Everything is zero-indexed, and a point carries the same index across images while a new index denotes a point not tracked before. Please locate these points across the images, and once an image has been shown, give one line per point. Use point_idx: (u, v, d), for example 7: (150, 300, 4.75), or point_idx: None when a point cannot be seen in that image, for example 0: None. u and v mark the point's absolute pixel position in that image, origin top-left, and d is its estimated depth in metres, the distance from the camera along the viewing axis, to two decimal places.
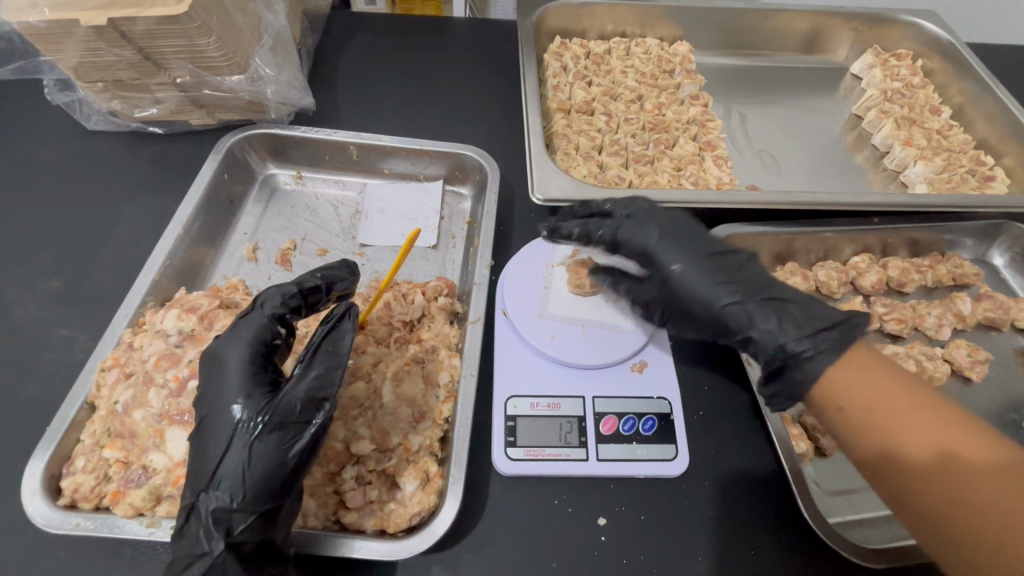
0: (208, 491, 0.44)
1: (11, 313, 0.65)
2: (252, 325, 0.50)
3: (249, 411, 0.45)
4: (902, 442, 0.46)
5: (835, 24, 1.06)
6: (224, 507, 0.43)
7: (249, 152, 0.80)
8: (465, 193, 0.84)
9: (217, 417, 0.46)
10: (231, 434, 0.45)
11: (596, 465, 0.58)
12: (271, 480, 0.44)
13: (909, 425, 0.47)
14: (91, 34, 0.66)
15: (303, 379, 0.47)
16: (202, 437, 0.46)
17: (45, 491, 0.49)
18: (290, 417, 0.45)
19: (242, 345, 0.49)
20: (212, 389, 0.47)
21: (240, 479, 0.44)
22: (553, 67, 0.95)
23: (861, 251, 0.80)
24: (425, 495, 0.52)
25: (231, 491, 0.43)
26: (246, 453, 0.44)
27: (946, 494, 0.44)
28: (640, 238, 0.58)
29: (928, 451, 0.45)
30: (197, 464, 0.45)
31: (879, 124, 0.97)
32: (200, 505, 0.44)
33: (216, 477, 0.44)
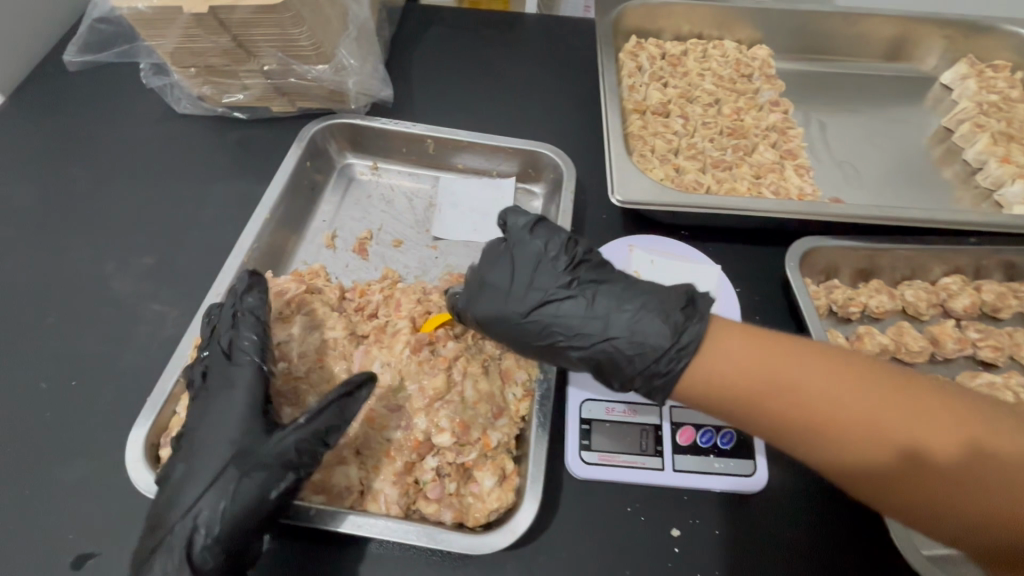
0: (188, 521, 0.46)
1: (110, 285, 0.69)
2: (246, 365, 0.52)
3: (244, 450, 0.48)
4: (809, 392, 0.44)
5: (926, 31, 1.01)
6: (189, 552, 0.45)
7: (330, 141, 0.82)
8: (537, 191, 0.83)
9: (189, 463, 0.48)
10: (212, 479, 0.47)
11: (671, 475, 0.57)
12: (243, 521, 0.45)
13: (723, 359, 0.47)
14: (192, 22, 0.69)
15: (297, 433, 0.48)
16: (189, 468, 0.48)
17: (146, 459, 0.52)
18: (574, 330, 0.52)
19: (239, 392, 0.51)
20: (195, 432, 0.50)
21: (214, 525, 0.45)
22: (629, 66, 0.93)
23: (952, 273, 0.76)
24: (503, 491, 0.52)
25: (210, 524, 0.45)
26: (230, 489, 0.46)
27: (845, 454, 0.43)
28: (659, 321, 0.50)
29: (945, 450, 0.41)
30: (175, 493, 0.47)
31: (973, 137, 0.92)
32: (173, 535, 0.46)
33: (182, 516, 0.46)
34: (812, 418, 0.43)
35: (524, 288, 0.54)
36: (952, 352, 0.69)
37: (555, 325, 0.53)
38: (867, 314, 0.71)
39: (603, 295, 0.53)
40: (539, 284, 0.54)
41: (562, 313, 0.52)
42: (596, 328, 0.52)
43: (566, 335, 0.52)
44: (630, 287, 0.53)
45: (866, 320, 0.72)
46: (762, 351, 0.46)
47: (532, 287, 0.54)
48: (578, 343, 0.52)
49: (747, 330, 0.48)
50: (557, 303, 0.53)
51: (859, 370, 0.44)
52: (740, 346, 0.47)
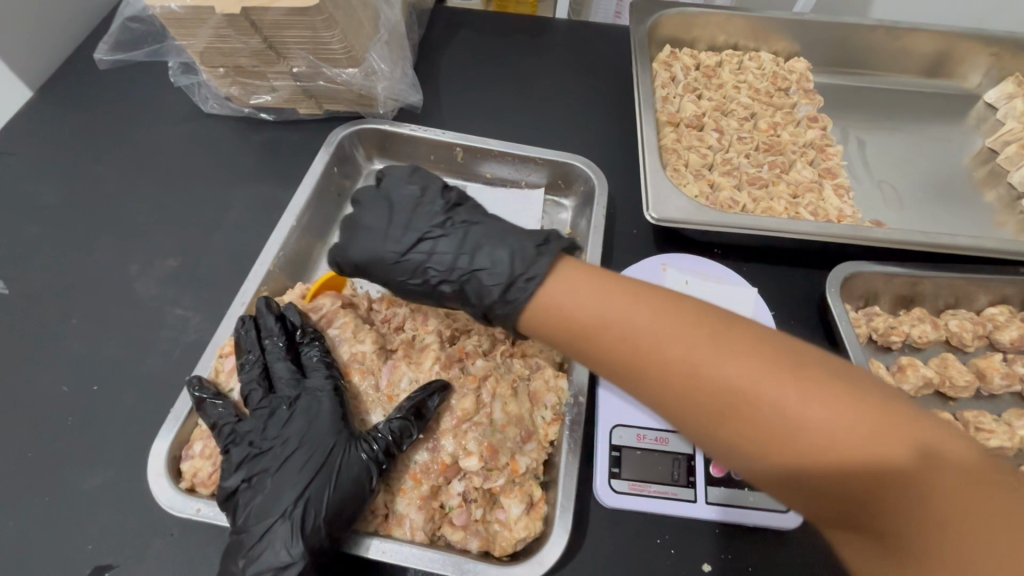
0: (293, 510, 0.47)
1: (133, 288, 0.68)
2: (320, 373, 0.54)
3: (341, 441, 0.50)
4: (708, 365, 0.41)
5: (971, 48, 0.97)
6: (303, 535, 0.46)
7: (357, 146, 0.80)
8: (566, 203, 0.81)
9: (290, 453, 0.49)
10: (319, 466, 0.48)
11: (704, 508, 0.55)
12: (349, 504, 0.48)
13: (622, 325, 0.44)
14: (223, 22, 0.67)
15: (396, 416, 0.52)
16: (285, 464, 0.49)
17: (168, 472, 0.51)
18: (415, 267, 0.55)
19: (328, 394, 0.52)
20: (282, 430, 0.51)
21: (323, 508, 0.47)
22: (663, 77, 0.91)
23: (998, 302, 0.73)
24: (531, 520, 0.50)
25: (317, 509, 0.47)
26: (333, 477, 0.48)
27: (722, 429, 0.40)
28: (508, 252, 0.52)
29: (885, 443, 0.36)
30: (274, 489, 0.48)
31: (1020, 160, 0.88)
32: (281, 523, 0.46)
33: (295, 501, 0.47)
34: (707, 390, 0.41)
35: (401, 228, 0.56)
36: (999, 387, 0.66)
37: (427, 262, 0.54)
38: (908, 344, 0.69)
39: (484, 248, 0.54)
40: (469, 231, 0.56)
41: (434, 249, 0.54)
42: (443, 263, 0.54)
43: (438, 273, 0.54)
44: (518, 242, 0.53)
45: (906, 350, 0.69)
46: (634, 309, 0.45)
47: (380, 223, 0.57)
48: (448, 280, 0.54)
49: (630, 291, 0.46)
50: (432, 241, 0.55)
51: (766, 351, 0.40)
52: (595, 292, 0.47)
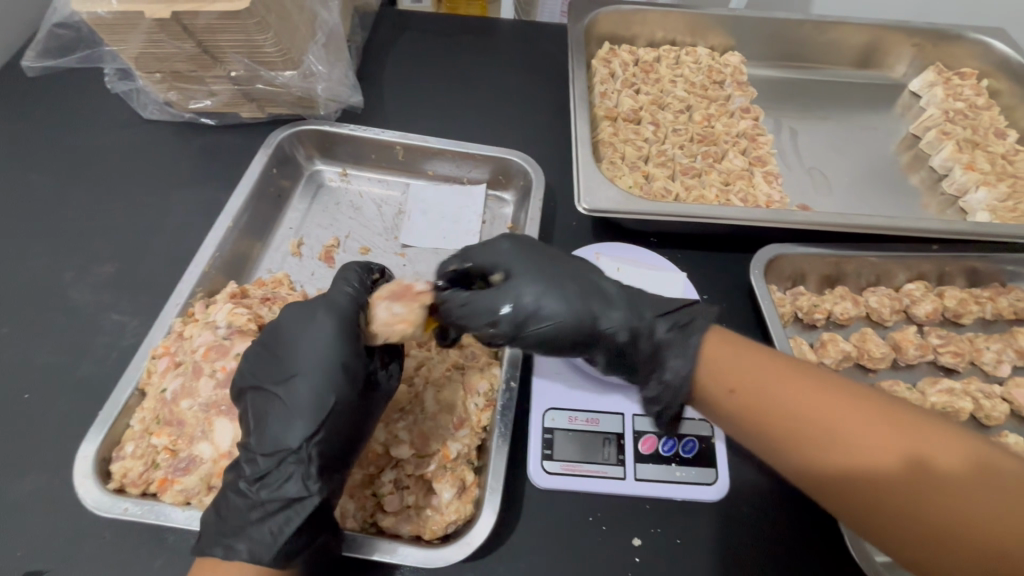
0: (312, 441, 0.47)
1: (68, 295, 0.67)
2: (339, 301, 0.52)
3: (356, 369, 0.50)
4: (806, 402, 0.46)
5: (895, 39, 1.02)
6: (313, 474, 0.46)
7: (297, 147, 0.81)
8: (508, 198, 0.83)
9: (296, 402, 0.48)
10: (329, 408, 0.47)
11: (633, 485, 0.57)
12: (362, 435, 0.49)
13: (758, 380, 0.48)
14: (155, 27, 0.67)
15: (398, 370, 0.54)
16: (294, 395, 0.48)
17: (97, 474, 0.51)
18: (585, 313, 0.53)
19: (337, 317, 0.51)
20: (284, 382, 0.49)
21: (338, 440, 0.48)
22: (601, 73, 0.93)
23: (916, 278, 0.77)
24: (461, 504, 0.52)
25: (333, 441, 0.47)
26: (348, 410, 0.48)
27: (834, 465, 0.44)
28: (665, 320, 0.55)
29: (965, 468, 0.41)
30: (287, 422, 0.47)
31: (939, 145, 0.93)
32: (301, 454, 0.46)
33: (307, 441, 0.47)
34: (808, 423, 0.45)
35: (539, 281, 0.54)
36: (914, 358, 0.70)
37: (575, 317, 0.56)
38: (831, 321, 0.72)
39: (655, 315, 0.55)
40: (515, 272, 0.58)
41: (610, 313, 0.54)
42: (623, 326, 0.54)
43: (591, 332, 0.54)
44: (667, 308, 0.56)
45: (830, 327, 0.72)
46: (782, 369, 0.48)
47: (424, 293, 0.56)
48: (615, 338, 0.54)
49: (768, 353, 0.50)
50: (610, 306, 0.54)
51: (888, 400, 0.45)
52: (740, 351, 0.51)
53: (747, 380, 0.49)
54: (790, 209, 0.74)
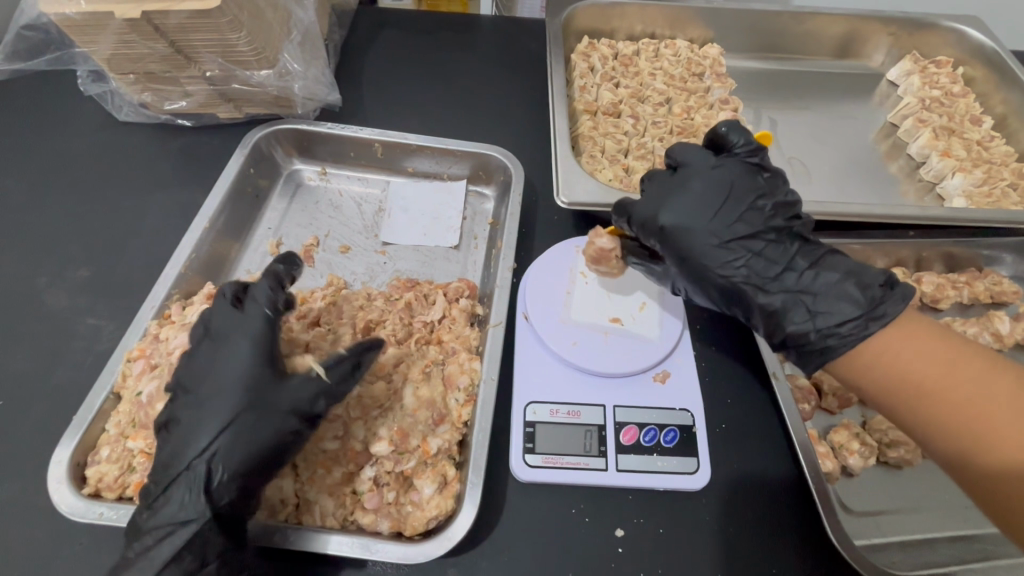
0: (203, 461, 0.45)
1: (43, 300, 0.66)
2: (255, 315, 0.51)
3: (255, 391, 0.47)
4: (965, 393, 0.46)
5: (871, 28, 1.02)
6: (202, 495, 0.44)
7: (275, 147, 0.80)
8: (488, 193, 0.83)
9: (198, 413, 0.47)
10: (221, 428, 0.46)
11: (615, 475, 0.57)
12: (255, 459, 0.46)
13: (898, 350, 0.49)
14: (125, 27, 0.66)
15: (312, 392, 0.48)
16: (197, 413, 0.47)
17: (71, 479, 0.50)
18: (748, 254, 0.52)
19: (248, 334, 0.50)
20: (193, 390, 0.48)
21: (230, 462, 0.45)
22: (581, 67, 0.93)
23: (894, 265, 0.77)
24: (442, 499, 0.52)
25: (224, 462, 0.45)
26: (243, 431, 0.46)
27: (967, 443, 0.45)
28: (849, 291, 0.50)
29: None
30: (185, 438, 0.46)
31: (916, 133, 0.94)
32: (191, 473, 0.45)
33: (198, 459, 0.45)
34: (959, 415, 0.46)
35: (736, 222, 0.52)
36: None
37: (751, 264, 0.52)
38: None
39: (823, 274, 0.51)
40: (700, 197, 0.53)
41: (762, 256, 0.52)
42: (795, 283, 0.52)
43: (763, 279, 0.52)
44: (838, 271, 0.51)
45: None
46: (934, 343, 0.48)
47: (824, 271, 0.52)
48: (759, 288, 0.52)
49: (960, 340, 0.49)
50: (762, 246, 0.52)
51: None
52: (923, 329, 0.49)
53: (915, 381, 0.48)
54: None
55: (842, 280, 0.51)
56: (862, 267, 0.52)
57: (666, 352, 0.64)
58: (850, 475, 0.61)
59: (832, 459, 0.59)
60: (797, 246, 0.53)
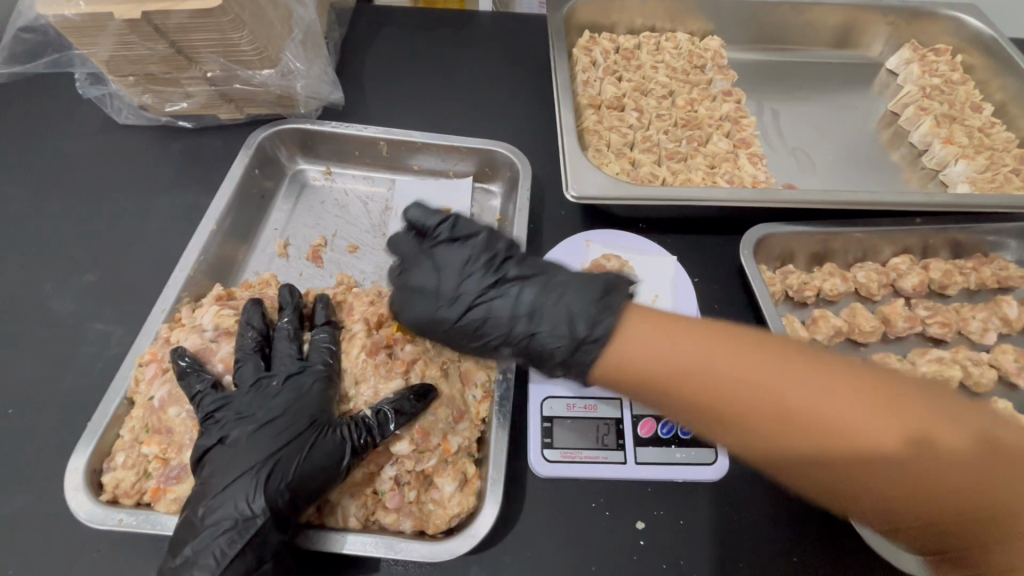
0: (264, 467, 0.48)
1: (48, 306, 0.65)
2: (316, 352, 0.56)
3: (323, 419, 0.51)
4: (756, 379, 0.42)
5: (870, 18, 1.03)
6: (266, 495, 0.47)
7: (279, 147, 0.79)
8: (494, 189, 0.83)
9: (259, 424, 0.50)
10: (285, 443, 0.49)
11: (634, 469, 0.57)
12: (315, 476, 0.48)
13: (647, 343, 0.45)
14: (125, 28, 0.65)
15: (372, 419, 0.51)
16: (262, 428, 0.50)
17: (87, 486, 0.50)
18: (523, 322, 0.51)
19: (320, 374, 0.54)
20: (248, 403, 0.52)
21: (292, 471, 0.48)
22: (583, 61, 0.93)
23: (901, 253, 0.78)
24: (464, 495, 0.51)
25: (285, 472, 0.48)
26: (306, 446, 0.49)
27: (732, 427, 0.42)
28: (585, 299, 0.50)
29: (900, 441, 0.38)
30: (248, 449, 0.49)
31: (917, 121, 0.94)
32: (252, 477, 0.47)
33: (259, 466, 0.48)
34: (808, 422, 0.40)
35: (453, 284, 0.53)
36: (903, 330, 0.71)
37: (555, 329, 0.49)
38: (821, 298, 0.73)
39: (549, 304, 0.51)
40: (423, 284, 0.55)
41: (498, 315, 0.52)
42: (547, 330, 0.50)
43: (553, 339, 0.49)
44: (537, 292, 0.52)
45: (820, 304, 0.74)
46: (730, 355, 0.43)
47: (558, 305, 0.50)
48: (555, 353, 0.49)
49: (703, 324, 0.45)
50: (486, 305, 0.52)
51: (902, 378, 0.41)
52: (649, 329, 0.46)
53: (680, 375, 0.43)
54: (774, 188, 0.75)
55: (563, 300, 0.50)
56: (589, 279, 0.51)
57: None
58: None
59: None
60: (519, 288, 0.52)
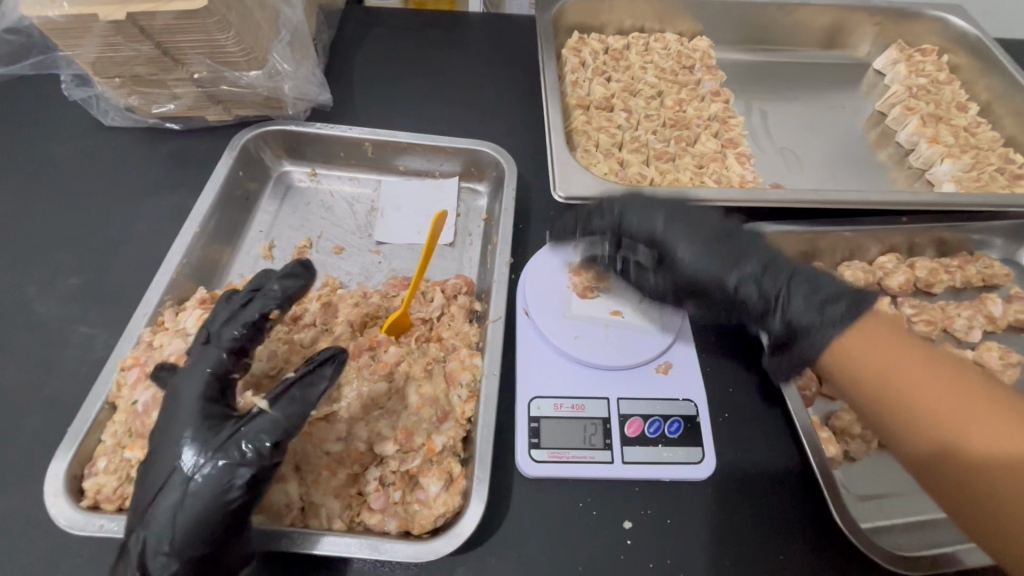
0: (143, 528, 0.43)
1: (33, 310, 0.65)
2: (209, 358, 0.49)
3: (197, 450, 0.44)
4: (902, 381, 0.47)
5: (857, 19, 1.04)
6: (211, 501, 0.43)
7: (263, 148, 0.79)
8: (481, 190, 0.83)
9: (200, 419, 0.46)
10: (162, 489, 0.44)
11: (622, 468, 0.57)
12: (201, 522, 0.43)
13: (859, 342, 0.50)
14: (110, 29, 0.65)
15: (259, 430, 0.45)
16: (146, 472, 0.46)
17: (68, 492, 0.49)
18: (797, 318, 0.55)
19: (200, 380, 0.48)
20: (196, 394, 0.47)
21: (172, 526, 0.43)
22: (572, 62, 0.93)
23: (888, 251, 0.78)
24: (449, 496, 0.51)
25: (162, 532, 0.43)
26: (181, 490, 0.43)
27: (893, 420, 0.48)
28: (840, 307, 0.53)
29: (988, 449, 0.43)
30: (137, 502, 0.45)
31: (904, 120, 0.95)
32: (136, 540, 0.44)
33: (139, 530, 0.43)
34: (914, 413, 0.46)
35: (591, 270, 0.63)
36: None
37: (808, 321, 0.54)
38: None
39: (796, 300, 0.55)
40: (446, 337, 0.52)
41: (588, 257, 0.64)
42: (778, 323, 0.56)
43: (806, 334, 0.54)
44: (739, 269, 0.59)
45: None
46: (921, 363, 0.48)
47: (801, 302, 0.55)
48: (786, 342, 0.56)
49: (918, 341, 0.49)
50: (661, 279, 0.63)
51: None
52: (882, 334, 0.50)
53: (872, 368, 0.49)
54: (761, 188, 0.75)
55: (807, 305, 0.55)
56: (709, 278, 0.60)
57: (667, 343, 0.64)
58: (853, 460, 0.62)
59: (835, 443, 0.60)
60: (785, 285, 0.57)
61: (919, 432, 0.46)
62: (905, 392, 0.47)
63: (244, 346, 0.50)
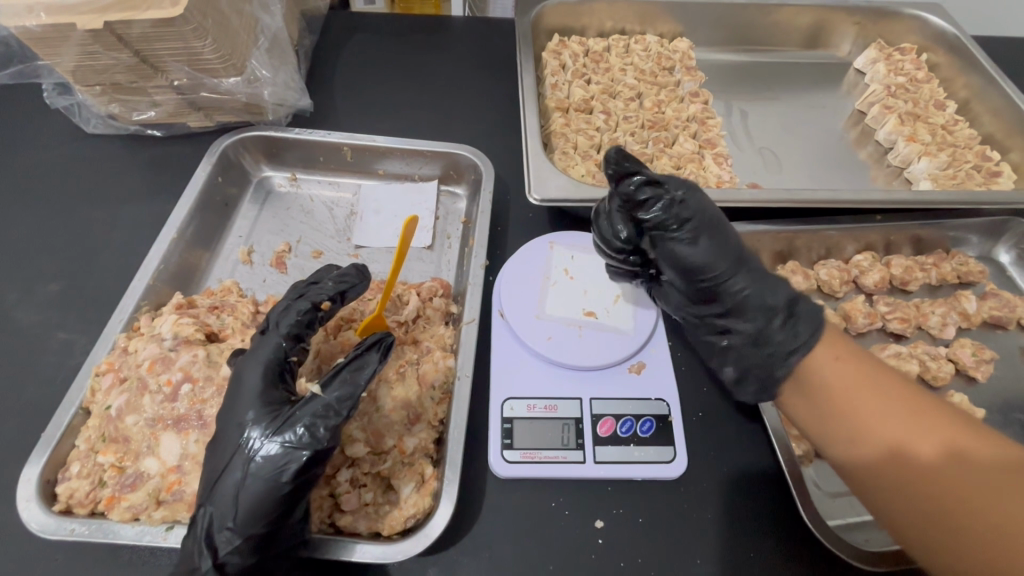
0: (209, 505, 0.45)
1: (13, 316, 0.66)
2: (268, 345, 0.51)
3: (259, 431, 0.46)
4: (853, 397, 0.47)
5: (837, 18, 1.04)
6: (268, 482, 0.44)
7: (243, 154, 0.80)
8: (460, 193, 0.83)
9: (260, 402, 0.47)
10: (225, 469, 0.45)
11: (593, 468, 0.57)
12: (262, 502, 0.44)
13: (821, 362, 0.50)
14: (88, 38, 0.66)
15: (312, 413, 0.46)
16: (213, 451, 0.47)
17: (41, 497, 0.50)
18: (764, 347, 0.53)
19: (260, 365, 0.50)
20: (257, 378, 0.49)
21: (234, 506, 0.44)
22: (552, 65, 0.93)
23: (864, 249, 0.79)
24: (420, 497, 0.52)
25: (227, 510, 0.44)
26: (244, 470, 0.45)
27: (843, 435, 0.47)
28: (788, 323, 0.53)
29: (936, 457, 0.44)
30: (203, 479, 0.47)
31: (882, 119, 0.95)
32: (201, 518, 0.45)
33: (206, 506, 0.45)
34: (865, 427, 0.46)
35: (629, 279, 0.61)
36: (863, 327, 0.72)
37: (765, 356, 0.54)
38: None
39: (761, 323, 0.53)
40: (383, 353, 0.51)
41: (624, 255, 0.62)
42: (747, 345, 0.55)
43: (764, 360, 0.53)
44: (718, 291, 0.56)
45: None
46: (866, 379, 0.48)
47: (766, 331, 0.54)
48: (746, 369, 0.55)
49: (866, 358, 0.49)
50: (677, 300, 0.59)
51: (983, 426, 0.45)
52: (834, 355, 0.50)
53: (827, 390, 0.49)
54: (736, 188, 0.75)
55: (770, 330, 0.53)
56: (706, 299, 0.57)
57: (641, 343, 0.65)
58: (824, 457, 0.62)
59: (804, 441, 0.61)
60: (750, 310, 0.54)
61: (865, 443, 0.46)
62: (858, 408, 0.47)
63: (300, 334, 0.53)
